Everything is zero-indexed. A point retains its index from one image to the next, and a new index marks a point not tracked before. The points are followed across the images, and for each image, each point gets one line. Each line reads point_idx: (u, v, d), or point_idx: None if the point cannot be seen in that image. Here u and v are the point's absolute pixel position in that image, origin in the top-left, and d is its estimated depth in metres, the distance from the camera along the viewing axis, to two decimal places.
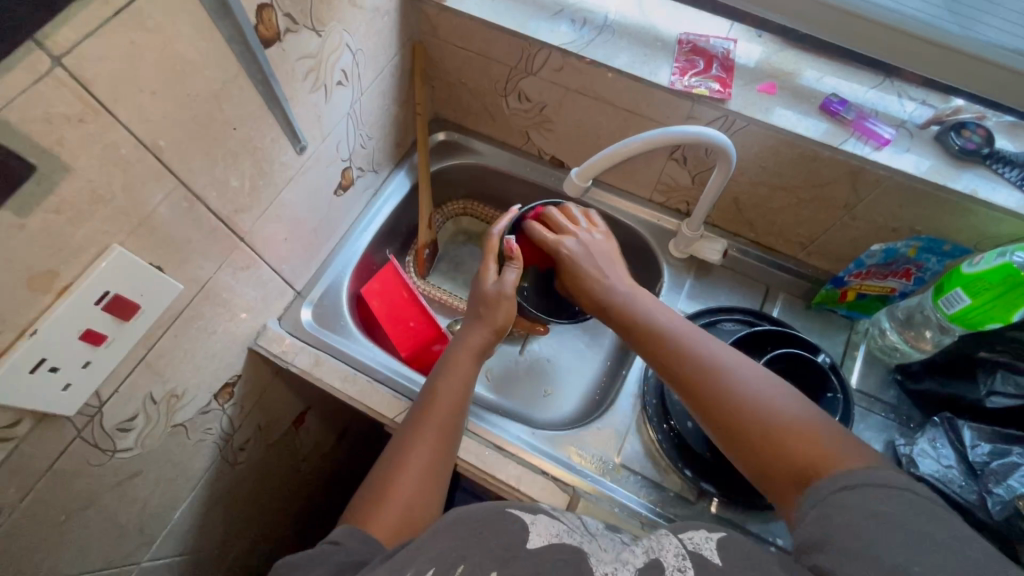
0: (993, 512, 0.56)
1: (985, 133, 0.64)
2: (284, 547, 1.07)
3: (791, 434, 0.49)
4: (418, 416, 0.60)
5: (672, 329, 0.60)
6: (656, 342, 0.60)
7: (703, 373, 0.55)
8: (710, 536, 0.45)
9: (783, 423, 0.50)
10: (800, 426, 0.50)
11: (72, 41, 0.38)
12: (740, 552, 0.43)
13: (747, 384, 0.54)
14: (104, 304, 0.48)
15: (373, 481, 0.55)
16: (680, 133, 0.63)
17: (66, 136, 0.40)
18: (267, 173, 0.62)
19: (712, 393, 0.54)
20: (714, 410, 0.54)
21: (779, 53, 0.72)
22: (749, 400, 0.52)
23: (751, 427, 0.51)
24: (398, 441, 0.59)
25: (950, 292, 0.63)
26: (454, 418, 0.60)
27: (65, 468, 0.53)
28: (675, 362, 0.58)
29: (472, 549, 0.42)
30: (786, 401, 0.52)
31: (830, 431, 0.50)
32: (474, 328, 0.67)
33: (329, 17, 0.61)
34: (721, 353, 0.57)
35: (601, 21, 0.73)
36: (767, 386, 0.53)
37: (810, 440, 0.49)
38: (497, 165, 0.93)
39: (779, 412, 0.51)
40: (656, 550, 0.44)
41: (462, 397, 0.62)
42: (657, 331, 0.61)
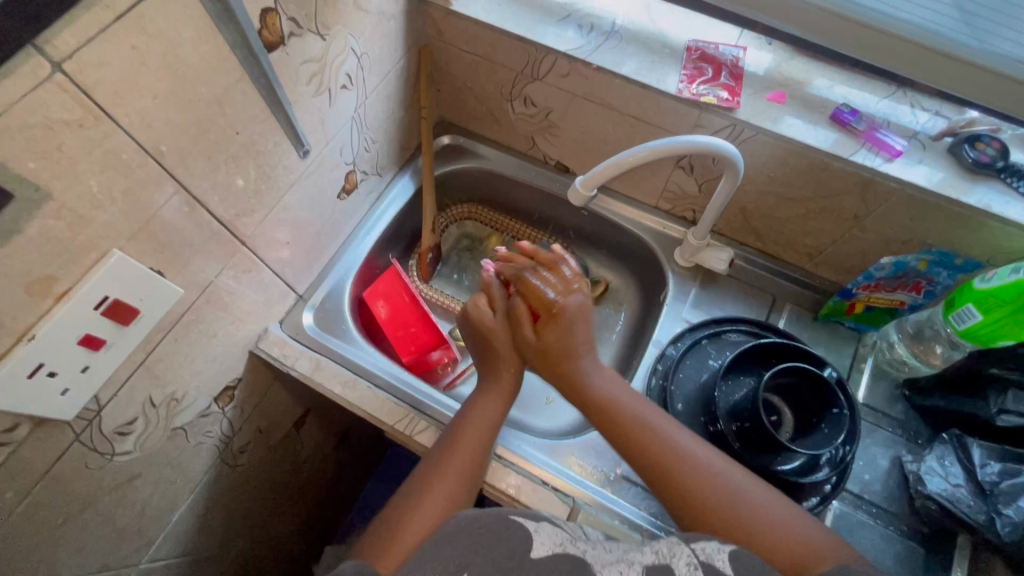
0: (1003, 534, 0.56)
1: (1000, 146, 0.63)
2: (285, 549, 1.07)
3: (766, 530, 0.51)
4: (444, 448, 0.59)
5: (648, 423, 0.59)
6: (633, 443, 0.58)
7: (684, 477, 0.55)
8: (720, 547, 0.45)
9: (760, 520, 0.52)
10: (776, 519, 0.52)
11: (73, 46, 0.38)
12: (751, 564, 0.43)
13: (725, 480, 0.54)
14: (102, 309, 0.47)
15: (394, 510, 0.54)
16: (686, 143, 0.62)
17: (65, 141, 0.40)
18: (270, 177, 0.62)
19: (694, 497, 0.54)
20: (694, 516, 0.53)
21: (790, 60, 0.71)
22: (732, 497, 0.53)
23: (734, 530, 0.52)
24: (420, 472, 0.58)
25: (961, 308, 0.62)
26: (482, 456, 0.60)
27: (63, 472, 0.52)
28: (655, 463, 0.56)
29: (477, 559, 0.42)
30: (758, 492, 0.54)
31: (796, 518, 0.52)
32: (499, 375, 0.66)
33: (334, 21, 0.61)
34: (696, 449, 0.57)
35: (609, 27, 0.72)
36: (741, 478, 0.54)
37: (786, 537, 0.50)
38: (502, 169, 0.93)
39: (746, 507, 0.52)
40: (668, 555, 0.43)
41: (490, 432, 0.62)
42: (633, 423, 0.59)
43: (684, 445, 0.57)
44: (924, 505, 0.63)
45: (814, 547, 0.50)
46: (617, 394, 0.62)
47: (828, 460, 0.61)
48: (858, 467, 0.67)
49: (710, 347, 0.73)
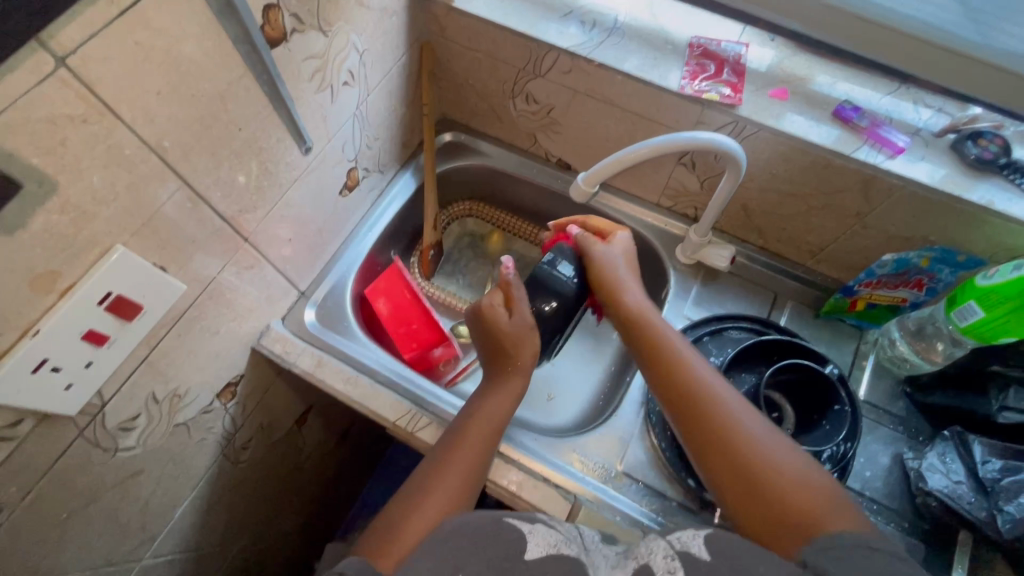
0: (1004, 530, 0.56)
1: (1002, 143, 0.63)
2: (287, 546, 1.07)
3: (779, 481, 0.50)
4: (445, 450, 0.59)
5: (694, 364, 0.59)
6: (675, 378, 0.58)
7: (716, 414, 0.54)
8: (698, 534, 0.45)
9: (777, 471, 0.50)
10: (794, 477, 0.50)
11: (76, 42, 0.38)
12: (730, 547, 0.43)
13: (755, 428, 0.53)
14: (106, 305, 0.47)
15: (396, 509, 0.54)
16: (689, 140, 0.62)
17: (69, 137, 0.40)
18: (273, 173, 0.62)
19: (720, 434, 0.53)
20: (714, 451, 0.53)
21: (792, 57, 0.71)
22: (756, 444, 0.52)
23: (752, 474, 0.51)
24: (421, 472, 0.58)
25: (963, 305, 0.62)
26: (484, 456, 0.60)
27: (67, 466, 0.53)
28: (691, 403, 0.56)
29: (469, 561, 0.41)
30: (786, 449, 0.52)
31: (818, 480, 0.50)
32: (509, 378, 0.66)
33: (336, 17, 0.61)
34: (736, 396, 0.56)
35: (611, 23, 0.72)
36: (772, 433, 0.53)
37: (800, 491, 0.49)
38: (504, 166, 0.93)
39: (769, 459, 0.51)
40: (645, 555, 0.44)
41: (493, 435, 0.62)
42: (680, 361, 0.59)
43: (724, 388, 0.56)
44: (925, 501, 0.63)
45: (829, 506, 0.48)
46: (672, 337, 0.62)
47: (829, 456, 0.60)
48: (859, 464, 0.67)
49: (711, 343, 0.73)
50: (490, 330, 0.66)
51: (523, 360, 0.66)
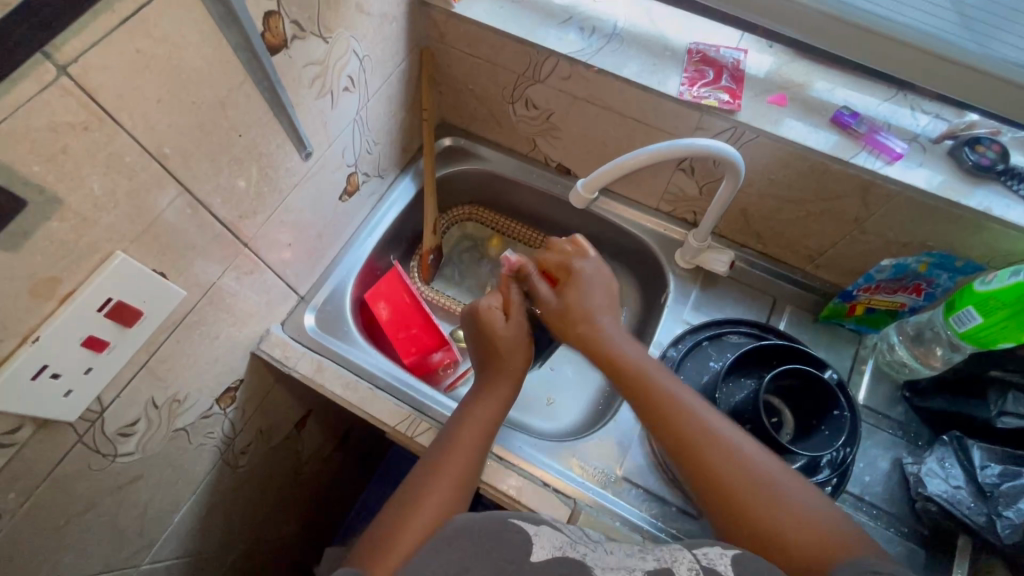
0: (1003, 536, 0.56)
1: (999, 149, 0.64)
2: (286, 550, 1.07)
3: (792, 521, 0.51)
4: (441, 448, 0.60)
5: (691, 409, 0.58)
6: (675, 428, 0.57)
7: (723, 463, 0.54)
8: (724, 551, 0.45)
9: (787, 511, 0.52)
10: (806, 515, 0.51)
11: (78, 50, 0.38)
12: (753, 566, 0.43)
13: (762, 469, 0.54)
14: (106, 311, 0.47)
15: (393, 508, 0.55)
16: (688, 146, 0.62)
17: (70, 144, 0.40)
18: (273, 179, 0.62)
19: (731, 484, 0.53)
20: (723, 500, 0.53)
21: (791, 63, 0.71)
22: (766, 488, 0.53)
23: (761, 516, 0.52)
24: (418, 471, 0.58)
25: (961, 310, 0.62)
26: (479, 453, 0.60)
27: (66, 472, 0.53)
28: (689, 448, 0.56)
29: (476, 563, 0.42)
30: (792, 485, 0.53)
31: (821, 509, 0.52)
32: (498, 380, 0.66)
33: (336, 23, 0.61)
34: (737, 437, 0.56)
35: (610, 30, 0.72)
36: (776, 469, 0.54)
37: (812, 529, 0.50)
38: (503, 171, 0.93)
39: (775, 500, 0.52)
40: (669, 560, 0.44)
41: (487, 431, 0.62)
42: (676, 408, 0.58)
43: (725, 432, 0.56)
44: (924, 507, 0.63)
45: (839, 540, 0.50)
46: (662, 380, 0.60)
47: (828, 462, 0.61)
48: (859, 469, 0.68)
49: (710, 348, 0.73)
50: (485, 332, 0.68)
51: (513, 360, 0.67)
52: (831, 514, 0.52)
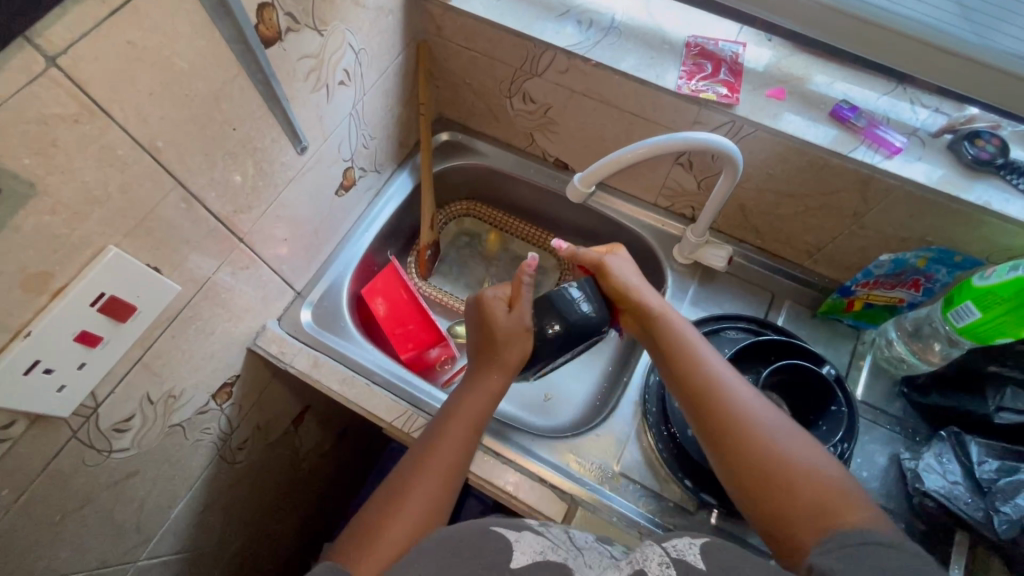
0: (999, 531, 0.56)
1: (1000, 143, 0.63)
2: (284, 545, 1.07)
3: (797, 475, 0.51)
4: (424, 449, 0.59)
5: (714, 368, 0.58)
6: (694, 383, 0.58)
7: (737, 419, 0.55)
8: (693, 542, 0.45)
9: (795, 469, 0.51)
10: (815, 476, 0.51)
11: (67, 41, 0.37)
12: (724, 556, 0.43)
13: (775, 430, 0.54)
14: (99, 306, 0.47)
15: (373, 510, 0.55)
16: (686, 140, 0.61)
17: (60, 137, 0.40)
18: (268, 174, 0.62)
19: (741, 438, 0.53)
20: (732, 449, 0.54)
21: (790, 57, 0.71)
22: (777, 447, 0.52)
23: (769, 467, 0.52)
24: (399, 472, 0.58)
25: (960, 305, 0.62)
26: (462, 456, 0.59)
27: (61, 468, 0.52)
28: (704, 399, 0.57)
29: (454, 569, 0.41)
30: (805, 448, 0.53)
31: (831, 474, 0.51)
32: (487, 372, 0.64)
33: (331, 16, 0.60)
34: (755, 399, 0.56)
35: (608, 23, 0.72)
36: (790, 432, 0.54)
37: (820, 489, 0.50)
38: (501, 166, 0.92)
39: (785, 454, 0.52)
40: (641, 560, 0.43)
41: (472, 434, 0.61)
42: (699, 365, 0.59)
43: (743, 393, 0.56)
44: (921, 502, 0.62)
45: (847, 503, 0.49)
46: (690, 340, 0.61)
47: None
48: (856, 464, 0.67)
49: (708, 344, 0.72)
50: (484, 321, 0.66)
51: (506, 356, 0.64)
52: (842, 480, 0.51)
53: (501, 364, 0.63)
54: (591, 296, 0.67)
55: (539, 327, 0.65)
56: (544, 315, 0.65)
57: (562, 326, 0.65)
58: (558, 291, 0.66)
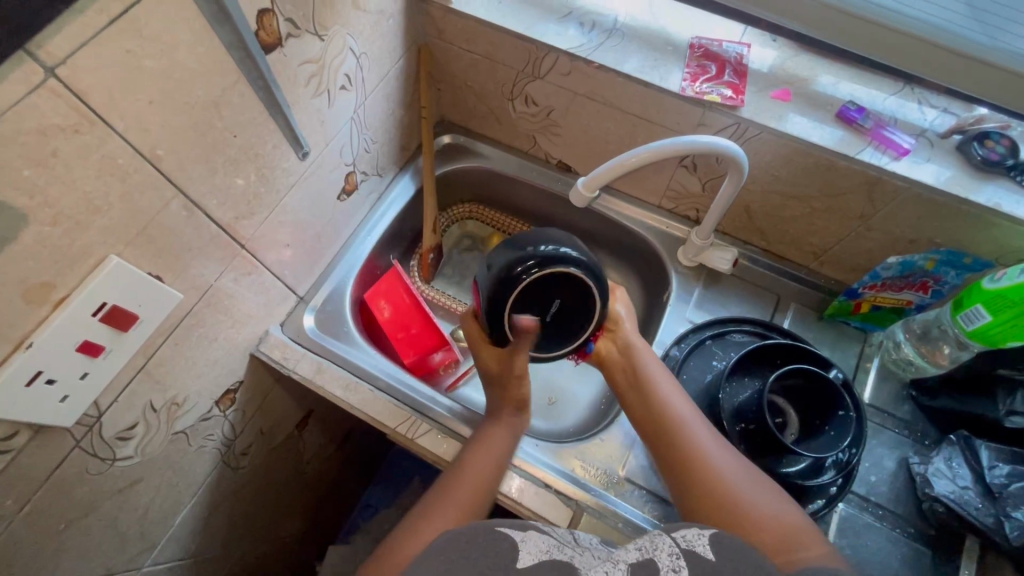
0: (1011, 537, 0.56)
1: (1009, 143, 0.62)
2: (289, 550, 1.07)
3: (753, 519, 0.51)
4: (443, 488, 0.59)
5: (680, 411, 0.60)
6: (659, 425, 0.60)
7: (694, 462, 0.56)
8: (702, 534, 0.44)
9: (748, 513, 0.52)
10: (764, 519, 0.51)
11: (66, 51, 0.37)
12: (732, 547, 0.42)
13: (734, 473, 0.54)
14: (101, 315, 0.47)
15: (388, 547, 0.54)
16: (690, 143, 0.61)
17: (60, 147, 0.39)
18: (269, 180, 0.61)
19: (697, 482, 0.55)
20: (692, 492, 0.55)
21: (795, 57, 0.70)
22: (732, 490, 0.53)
23: (725, 512, 0.53)
24: (416, 510, 0.58)
25: (970, 308, 0.62)
26: (480, 497, 0.59)
27: (64, 477, 0.52)
28: (667, 443, 0.59)
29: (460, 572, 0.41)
30: (763, 491, 0.53)
31: (789, 516, 0.52)
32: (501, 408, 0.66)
33: (331, 20, 0.60)
34: (716, 442, 0.57)
35: (611, 25, 0.71)
36: (752, 475, 0.55)
37: (770, 534, 0.51)
38: (503, 169, 0.92)
39: (742, 498, 0.53)
40: (651, 549, 0.41)
41: (495, 476, 0.61)
42: (664, 406, 0.61)
43: (706, 436, 0.58)
44: (931, 506, 0.62)
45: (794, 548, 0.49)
46: (658, 381, 0.63)
47: (833, 463, 0.60)
48: (864, 468, 0.67)
49: (714, 348, 0.72)
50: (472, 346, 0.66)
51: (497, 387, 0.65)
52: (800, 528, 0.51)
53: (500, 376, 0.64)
54: (567, 241, 0.59)
55: (507, 266, 0.56)
56: (511, 255, 0.57)
57: (537, 262, 0.56)
58: (516, 237, 0.59)
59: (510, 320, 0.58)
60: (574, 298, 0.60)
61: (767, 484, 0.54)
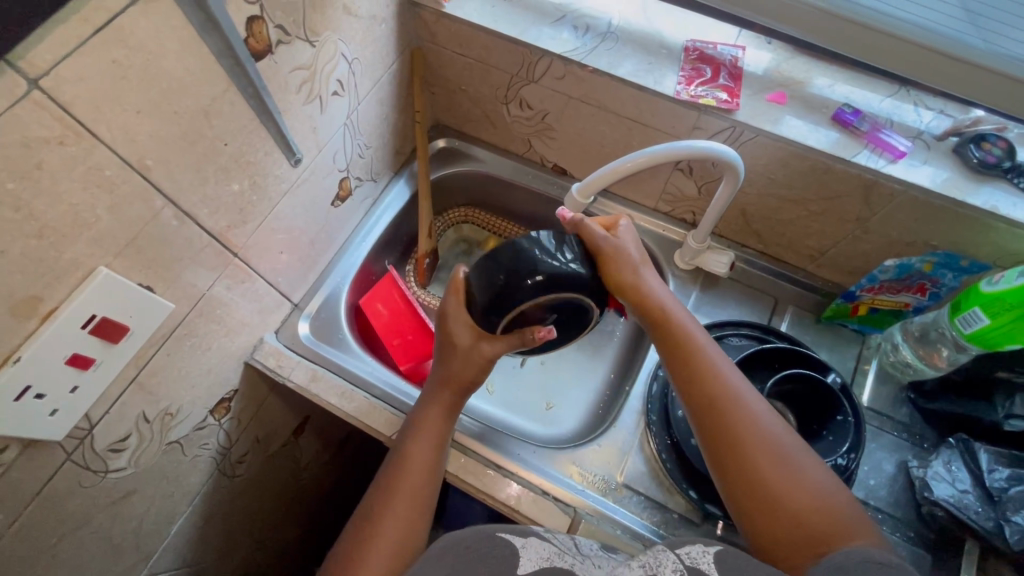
0: (1011, 541, 0.55)
1: (1006, 146, 0.62)
2: (287, 556, 1.06)
3: (804, 499, 0.50)
4: (392, 478, 0.57)
5: (730, 384, 0.56)
6: (710, 402, 0.55)
7: (751, 443, 0.53)
8: (706, 550, 0.43)
9: (806, 502, 0.50)
10: (814, 499, 0.50)
11: (49, 62, 0.36)
12: (738, 564, 0.42)
13: (792, 459, 0.52)
14: (91, 328, 0.46)
15: (347, 550, 0.53)
16: (685, 148, 0.60)
17: (46, 159, 0.39)
18: (261, 187, 0.61)
19: (753, 465, 0.52)
20: (740, 467, 0.52)
21: (789, 60, 0.70)
22: (789, 475, 0.51)
23: (777, 487, 0.51)
24: (367, 507, 0.56)
25: (968, 312, 0.61)
26: (430, 481, 0.58)
27: (55, 491, 0.52)
28: (714, 413, 0.55)
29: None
30: (819, 477, 0.51)
31: (840, 502, 0.50)
32: (437, 389, 0.62)
33: (322, 26, 0.59)
34: (767, 415, 0.55)
35: (605, 28, 0.71)
36: (807, 459, 0.52)
37: (820, 515, 0.49)
38: (498, 173, 0.91)
39: (794, 476, 0.51)
40: (654, 566, 0.41)
41: (438, 457, 0.60)
42: (716, 380, 0.56)
43: (761, 416, 0.54)
44: (930, 511, 0.62)
45: (841, 533, 0.48)
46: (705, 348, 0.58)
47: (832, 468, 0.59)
48: (864, 472, 0.66)
49: None
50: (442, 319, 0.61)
51: (455, 362, 0.60)
52: (843, 506, 0.50)
53: (468, 351, 0.59)
54: (575, 254, 0.55)
55: (513, 272, 0.52)
56: (520, 258, 0.52)
57: (543, 277, 0.52)
58: (530, 238, 0.54)
59: (503, 322, 0.55)
60: (569, 310, 0.57)
61: (815, 463, 0.53)
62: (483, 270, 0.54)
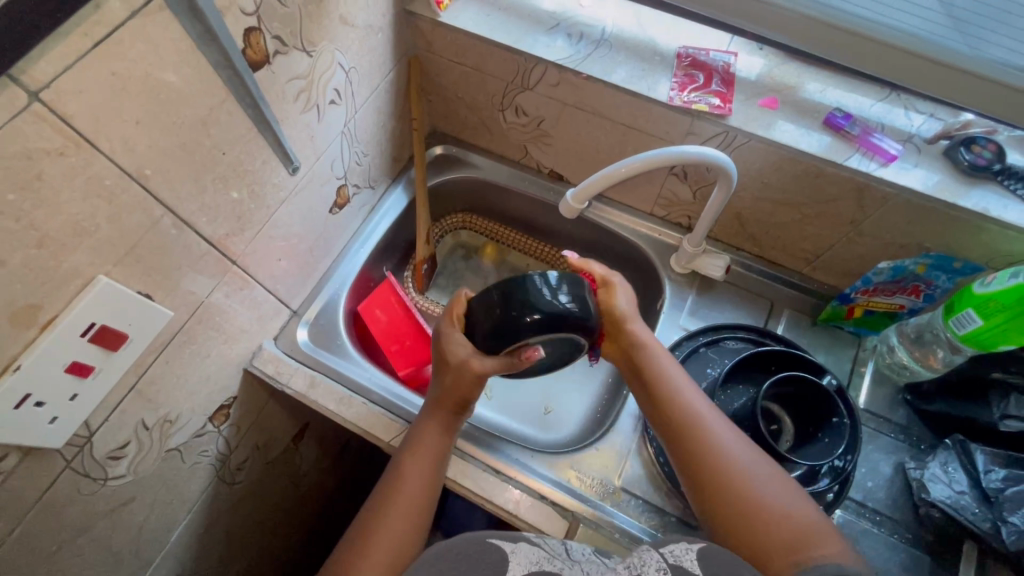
0: (1008, 542, 0.56)
1: (996, 148, 0.63)
2: (287, 563, 1.06)
3: (769, 514, 0.51)
4: (388, 491, 0.58)
5: (695, 409, 0.58)
6: (676, 428, 0.58)
7: (713, 458, 0.55)
8: (690, 548, 0.44)
9: (771, 512, 0.51)
10: (781, 513, 0.51)
11: (49, 75, 0.37)
12: (721, 561, 0.42)
13: (755, 477, 0.53)
14: (90, 335, 0.47)
15: (341, 558, 0.54)
16: (678, 153, 0.61)
17: (46, 170, 0.39)
18: (259, 195, 0.61)
19: (720, 479, 0.53)
20: (708, 489, 0.54)
21: (781, 65, 0.71)
22: (754, 487, 0.52)
23: (744, 505, 0.52)
24: (364, 518, 0.57)
25: (961, 313, 0.62)
26: (428, 496, 0.58)
27: (55, 499, 0.52)
28: (681, 438, 0.57)
29: None
30: (782, 486, 0.53)
31: (804, 515, 0.51)
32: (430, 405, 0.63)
33: (320, 37, 0.60)
34: (731, 437, 0.56)
35: (599, 35, 0.71)
36: (767, 469, 0.54)
37: (787, 529, 0.50)
38: (496, 179, 0.92)
39: (759, 493, 0.52)
40: (638, 566, 0.41)
41: (434, 473, 0.60)
42: (678, 407, 0.58)
43: (724, 438, 0.56)
44: (927, 511, 0.62)
45: (809, 544, 0.49)
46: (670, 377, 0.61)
47: (829, 469, 0.60)
48: (861, 474, 0.66)
49: (709, 354, 0.72)
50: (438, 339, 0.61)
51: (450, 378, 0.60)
52: (813, 518, 0.51)
53: (461, 367, 0.59)
54: (579, 292, 0.55)
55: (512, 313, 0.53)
56: (522, 298, 0.53)
57: (539, 317, 0.52)
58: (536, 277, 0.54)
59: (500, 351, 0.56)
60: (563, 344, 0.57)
61: (779, 480, 0.53)
62: (482, 302, 0.56)
